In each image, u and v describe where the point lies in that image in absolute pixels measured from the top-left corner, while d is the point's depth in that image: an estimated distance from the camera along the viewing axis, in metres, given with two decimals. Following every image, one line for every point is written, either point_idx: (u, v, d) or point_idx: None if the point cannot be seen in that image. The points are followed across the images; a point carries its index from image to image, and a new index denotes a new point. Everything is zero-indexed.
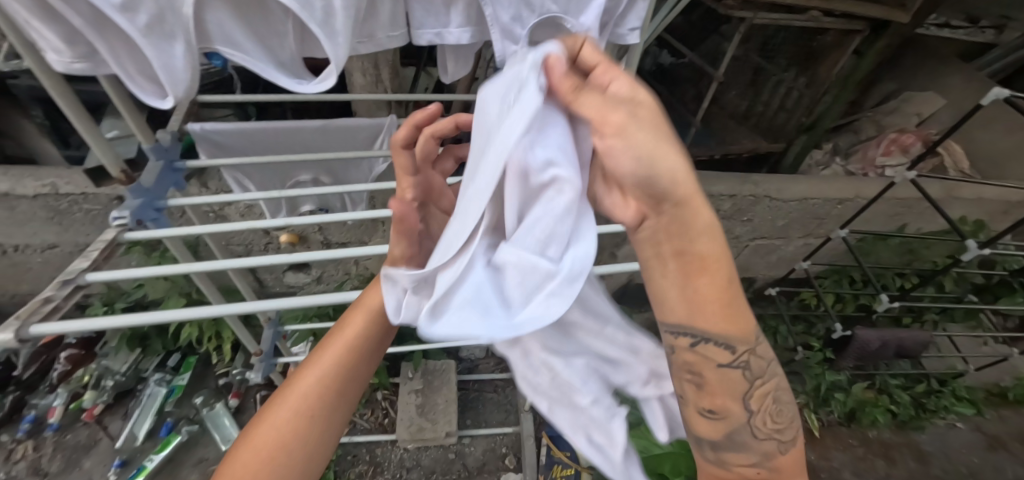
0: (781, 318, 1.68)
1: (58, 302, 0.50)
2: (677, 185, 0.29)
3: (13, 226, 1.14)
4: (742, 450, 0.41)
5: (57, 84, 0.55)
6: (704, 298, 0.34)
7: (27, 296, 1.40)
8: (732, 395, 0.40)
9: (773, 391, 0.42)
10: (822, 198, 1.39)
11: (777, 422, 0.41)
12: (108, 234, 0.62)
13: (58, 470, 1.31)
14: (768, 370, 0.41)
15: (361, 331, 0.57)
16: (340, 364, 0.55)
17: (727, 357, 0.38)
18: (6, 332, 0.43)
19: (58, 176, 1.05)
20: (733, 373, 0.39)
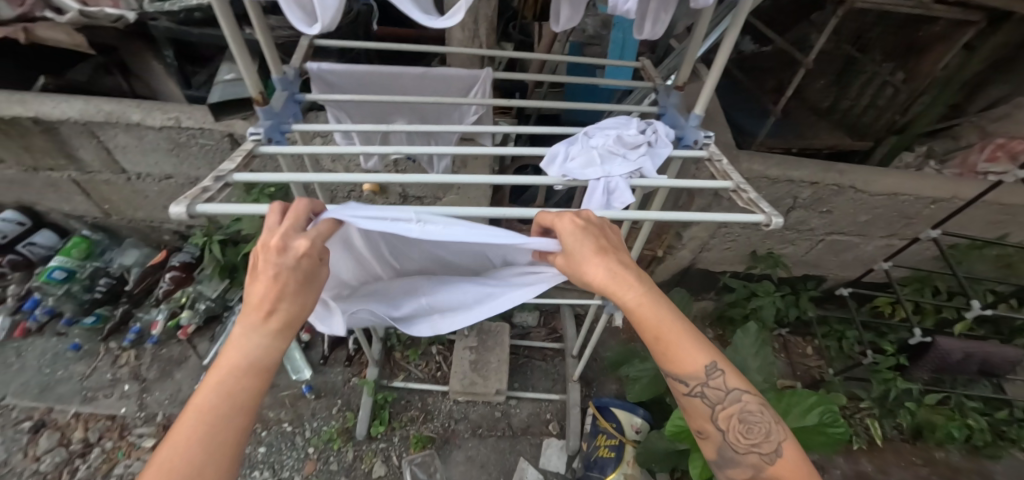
0: (849, 324, 1.63)
1: (213, 193, 0.58)
2: (599, 279, 0.52)
3: (140, 155, 1.29)
4: (737, 465, 0.52)
5: (225, 9, 0.60)
6: (658, 344, 0.53)
7: (142, 222, 1.59)
8: (706, 417, 0.55)
9: (742, 411, 0.53)
10: (914, 195, 1.26)
11: (752, 438, 0.51)
12: (246, 146, 0.69)
13: (155, 377, 1.48)
14: (726, 397, 0.53)
15: (244, 384, 0.44)
16: (221, 430, 0.41)
17: (686, 389, 0.53)
18: (179, 206, 0.51)
19: (181, 111, 1.18)
20: (693, 399, 0.53)
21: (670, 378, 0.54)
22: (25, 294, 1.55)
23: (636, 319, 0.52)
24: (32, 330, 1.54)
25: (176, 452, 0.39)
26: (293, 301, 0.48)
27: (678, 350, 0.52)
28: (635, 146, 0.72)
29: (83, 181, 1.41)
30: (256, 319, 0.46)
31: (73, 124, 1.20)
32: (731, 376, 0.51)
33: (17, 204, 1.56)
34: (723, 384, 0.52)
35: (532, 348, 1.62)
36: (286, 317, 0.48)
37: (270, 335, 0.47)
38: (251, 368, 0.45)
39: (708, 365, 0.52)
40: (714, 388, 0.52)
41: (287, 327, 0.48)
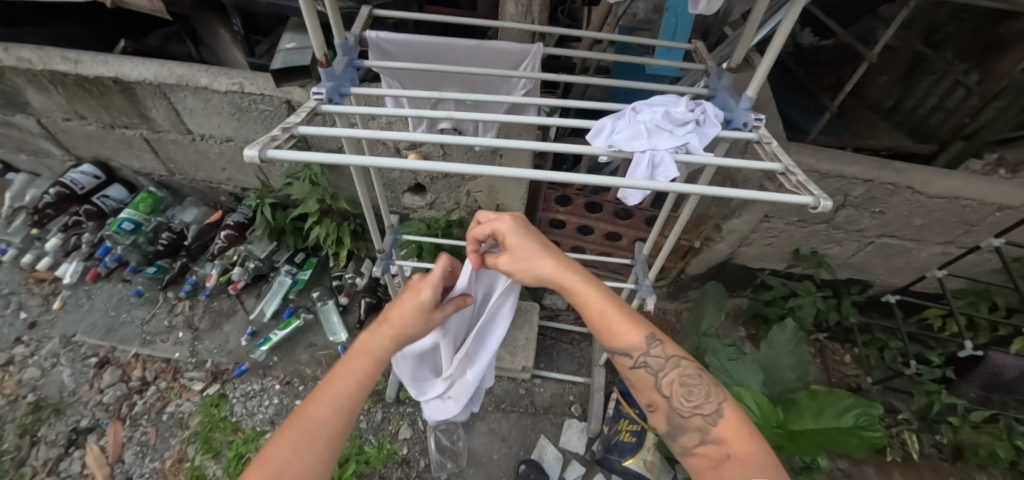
0: (893, 335, 1.56)
1: (280, 141, 0.62)
2: (550, 268, 0.62)
3: (205, 117, 1.37)
4: (685, 432, 0.56)
5: None
6: (598, 321, 0.61)
7: (202, 182, 1.70)
8: (652, 389, 0.61)
9: (681, 377, 0.59)
10: (980, 201, 1.17)
11: (694, 400, 0.57)
12: (310, 104, 0.74)
13: (206, 327, 1.60)
14: (666, 364, 0.60)
15: (368, 368, 0.58)
16: (344, 399, 0.53)
17: (631, 361, 0.61)
18: (252, 150, 0.55)
19: (244, 77, 1.24)
20: (639, 369, 0.61)
21: (617, 354, 0.62)
22: (97, 242, 1.69)
23: (582, 301, 0.60)
24: (101, 275, 1.68)
25: (316, 407, 0.52)
26: (415, 318, 0.65)
27: (616, 326, 0.61)
28: (682, 123, 0.71)
29: (153, 140, 1.52)
30: (386, 328, 0.62)
31: (148, 85, 1.29)
32: (668, 343, 0.61)
33: (94, 159, 1.70)
34: (662, 352, 0.60)
35: (560, 330, 1.63)
36: (404, 330, 0.63)
37: (393, 338, 0.62)
38: (373, 357, 0.59)
39: (648, 336, 0.60)
40: (655, 355, 0.60)
41: (404, 339, 0.63)
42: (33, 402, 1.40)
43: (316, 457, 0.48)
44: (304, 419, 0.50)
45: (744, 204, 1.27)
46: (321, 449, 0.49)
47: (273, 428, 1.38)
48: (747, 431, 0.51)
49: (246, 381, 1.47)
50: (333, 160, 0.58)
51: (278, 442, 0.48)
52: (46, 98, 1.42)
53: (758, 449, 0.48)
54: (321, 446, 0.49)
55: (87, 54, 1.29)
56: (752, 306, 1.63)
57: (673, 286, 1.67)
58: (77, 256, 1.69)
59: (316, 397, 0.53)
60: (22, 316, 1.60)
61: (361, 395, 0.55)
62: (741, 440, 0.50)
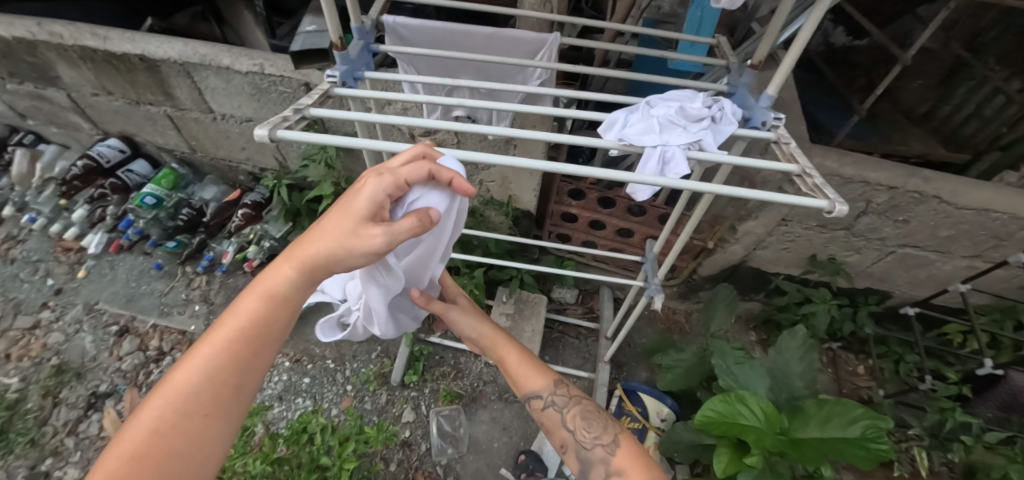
0: (910, 348, 1.52)
1: (291, 121, 0.63)
2: (474, 329, 0.87)
3: (226, 97, 1.40)
4: (591, 460, 0.69)
5: None
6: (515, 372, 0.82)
7: (222, 161, 1.74)
8: (561, 427, 0.76)
9: (582, 412, 0.76)
10: (1011, 214, 1.12)
11: (593, 431, 0.72)
12: (323, 87, 0.74)
13: (221, 302, 1.64)
14: (568, 401, 0.78)
15: (261, 310, 0.47)
16: (229, 361, 0.45)
17: (543, 401, 0.78)
18: (263, 129, 0.56)
19: (265, 59, 1.26)
20: (549, 410, 0.77)
21: (530, 399, 0.79)
22: (120, 214, 1.75)
23: (501, 356, 0.83)
24: (123, 247, 1.74)
25: (194, 363, 0.44)
26: (329, 239, 0.48)
27: (525, 373, 0.81)
28: (697, 120, 0.69)
29: (176, 117, 1.55)
30: (290, 256, 0.49)
31: (172, 64, 1.32)
32: (571, 387, 0.80)
33: (121, 133, 1.74)
34: (566, 391, 0.79)
35: (567, 324, 1.63)
36: (313, 254, 0.48)
37: (297, 270, 0.48)
38: (265, 300, 0.47)
39: (555, 381, 0.79)
40: (559, 393, 0.78)
41: (318, 265, 0.49)
42: (57, 365, 1.47)
43: (192, 431, 0.42)
44: (172, 384, 0.43)
45: (762, 206, 1.25)
46: (203, 417, 0.43)
47: (280, 404, 1.43)
48: (640, 460, 0.66)
49: None
50: (341, 143, 0.58)
51: (149, 410, 0.42)
52: (76, 73, 1.46)
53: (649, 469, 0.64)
54: (201, 416, 0.43)
55: (115, 31, 1.32)
56: (764, 311, 1.60)
57: (684, 286, 1.64)
58: (101, 228, 1.75)
59: (200, 348, 0.45)
60: (49, 283, 1.66)
61: (254, 349, 0.46)
62: (636, 469, 0.64)
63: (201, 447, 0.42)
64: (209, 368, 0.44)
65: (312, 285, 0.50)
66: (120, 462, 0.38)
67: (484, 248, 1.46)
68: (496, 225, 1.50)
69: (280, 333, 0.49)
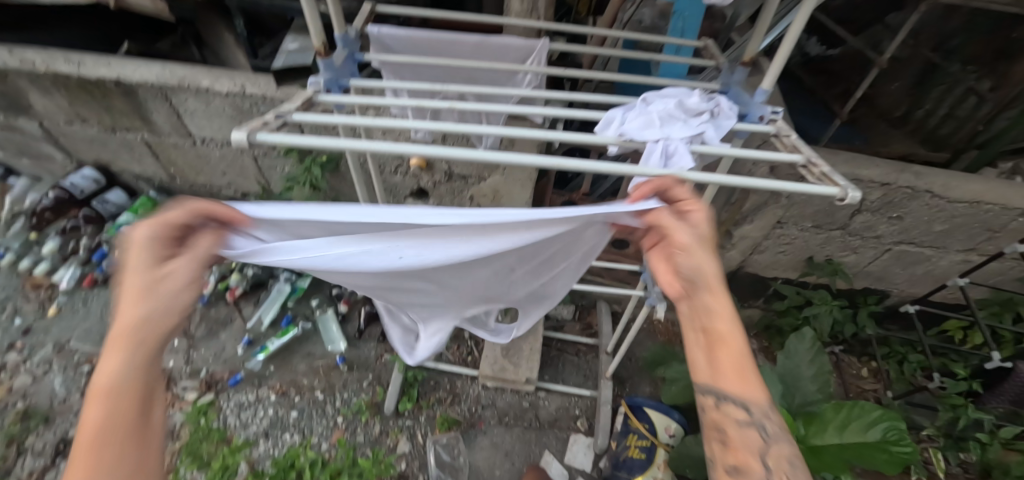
0: (913, 347, 1.50)
1: (272, 125, 0.60)
2: (706, 281, 0.50)
3: (206, 119, 1.36)
4: None
5: None
6: (722, 366, 0.48)
7: (202, 187, 1.68)
8: (750, 456, 0.45)
9: (791, 460, 0.44)
10: (1002, 205, 1.13)
11: None
12: (306, 93, 0.72)
13: (202, 335, 1.55)
14: (775, 436, 0.46)
15: (109, 406, 0.37)
16: (118, 453, 0.36)
17: (742, 416, 0.47)
18: (240, 132, 0.54)
19: (246, 79, 1.23)
20: (746, 430, 0.46)
21: (724, 402, 0.47)
22: (95, 246, 1.67)
23: (712, 331, 0.49)
24: (98, 281, 1.65)
25: None
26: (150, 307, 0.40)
27: (727, 365, 0.48)
28: (698, 113, 0.71)
29: (154, 144, 1.50)
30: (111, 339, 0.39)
31: (150, 87, 1.28)
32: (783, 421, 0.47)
33: (96, 162, 1.68)
34: (777, 424, 0.46)
35: (566, 342, 1.57)
36: (138, 325, 0.39)
37: (121, 350, 0.39)
38: (108, 384, 0.38)
39: (766, 401, 0.47)
40: (772, 424, 0.46)
41: (141, 334, 0.40)
42: (21, 410, 1.36)
43: None
44: None
45: (758, 209, 1.24)
46: None
47: (267, 441, 1.33)
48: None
49: (241, 391, 1.43)
50: (319, 144, 0.54)
51: None
52: (49, 100, 1.41)
53: None
54: None
55: (91, 56, 1.29)
56: (765, 318, 1.56)
57: None
58: (74, 262, 1.66)
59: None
60: (17, 322, 1.56)
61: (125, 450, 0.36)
62: None
63: None
64: None
65: (150, 355, 0.40)
66: None
67: None
68: None
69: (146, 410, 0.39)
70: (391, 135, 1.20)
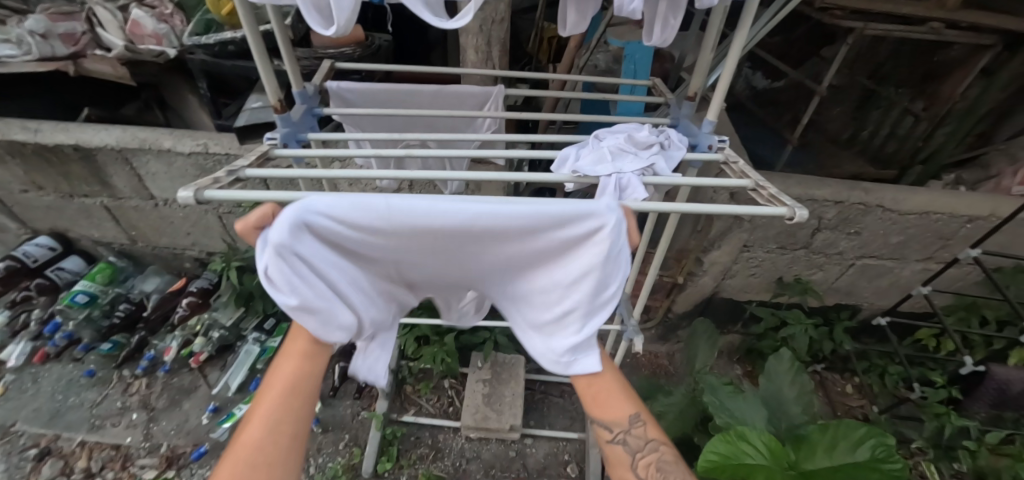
0: (892, 358, 1.51)
1: (223, 182, 0.58)
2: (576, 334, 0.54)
3: (168, 181, 1.34)
4: None
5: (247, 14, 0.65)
6: (595, 396, 0.54)
7: (165, 249, 1.63)
8: (623, 468, 0.53)
9: (659, 461, 0.52)
10: (949, 213, 1.19)
11: None
12: (262, 148, 0.72)
13: (163, 406, 1.45)
14: (645, 446, 0.52)
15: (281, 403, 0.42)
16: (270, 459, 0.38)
17: (610, 435, 0.53)
18: (186, 190, 0.51)
19: (209, 138, 1.23)
20: (614, 448, 0.52)
21: (596, 425, 0.55)
22: (46, 318, 1.57)
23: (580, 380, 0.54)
24: (50, 356, 1.55)
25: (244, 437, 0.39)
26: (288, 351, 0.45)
27: (600, 398, 0.54)
28: (647, 146, 0.73)
29: (114, 207, 1.46)
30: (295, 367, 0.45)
31: (110, 151, 1.27)
32: (651, 424, 0.53)
33: (51, 230, 1.62)
34: (643, 434, 0.53)
35: (549, 384, 1.52)
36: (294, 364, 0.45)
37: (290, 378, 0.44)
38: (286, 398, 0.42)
39: (632, 415, 0.53)
40: (636, 436, 0.52)
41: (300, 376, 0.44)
42: None
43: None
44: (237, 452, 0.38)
45: (723, 235, 1.26)
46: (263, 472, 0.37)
47: None
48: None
49: (205, 465, 1.32)
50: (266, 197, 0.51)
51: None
52: (3, 169, 1.37)
53: None
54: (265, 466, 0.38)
55: (49, 124, 1.28)
56: (745, 342, 1.56)
57: (662, 327, 1.60)
58: (24, 337, 1.56)
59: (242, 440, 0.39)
60: None
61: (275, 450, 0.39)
62: None
63: None
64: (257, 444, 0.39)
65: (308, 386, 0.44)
66: None
67: None
68: None
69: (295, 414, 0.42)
70: (356, 187, 1.20)
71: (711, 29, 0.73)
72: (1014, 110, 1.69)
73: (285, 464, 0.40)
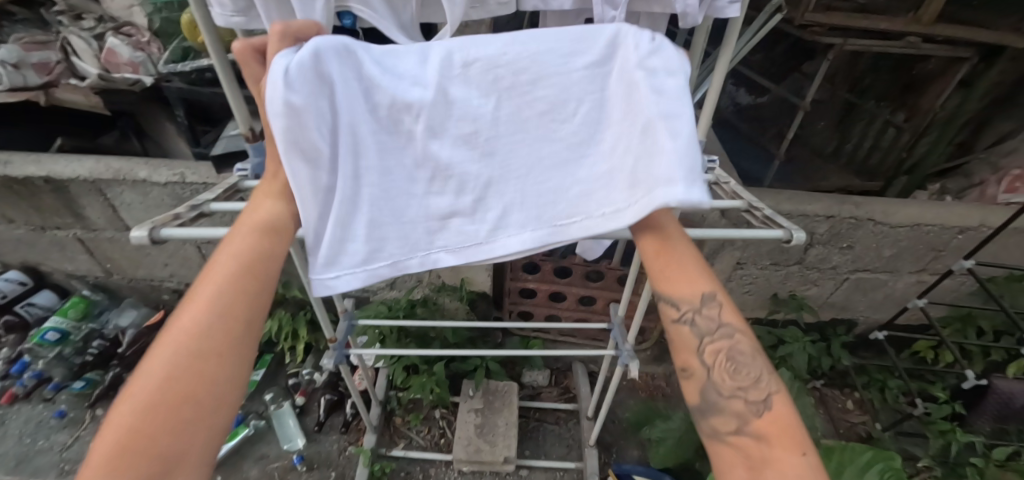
0: (890, 372, 1.49)
1: (184, 219, 0.56)
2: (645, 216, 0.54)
3: (144, 211, 1.29)
4: (719, 414, 0.44)
5: (214, 40, 0.63)
6: (668, 273, 0.51)
7: (142, 280, 1.57)
8: (691, 353, 0.49)
9: (731, 349, 0.48)
10: (940, 225, 1.18)
11: (739, 380, 0.45)
12: (231, 181, 0.69)
13: None
14: (717, 331, 0.48)
15: (228, 289, 0.42)
16: (220, 345, 0.39)
17: (677, 314, 0.49)
18: (141, 229, 0.50)
19: (186, 167, 1.19)
20: (682, 329, 0.49)
21: (661, 305, 0.51)
22: (14, 358, 1.49)
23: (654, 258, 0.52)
24: (18, 397, 1.46)
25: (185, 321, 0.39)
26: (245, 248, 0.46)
27: (674, 274, 0.51)
28: None
29: (88, 240, 1.41)
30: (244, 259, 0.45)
31: (82, 182, 1.23)
32: (727, 308, 0.48)
33: (22, 264, 1.56)
34: (717, 317, 0.48)
35: (544, 410, 1.47)
36: (252, 260, 0.45)
37: (240, 270, 0.44)
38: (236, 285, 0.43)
39: (705, 294, 0.49)
40: (707, 316, 0.48)
41: (252, 270, 0.44)
42: None
43: (208, 368, 0.37)
44: (178, 331, 0.38)
45: (715, 253, 1.24)
46: (217, 358, 0.38)
47: None
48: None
49: None
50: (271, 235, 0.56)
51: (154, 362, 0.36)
52: None
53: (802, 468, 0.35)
54: (215, 354, 0.38)
55: (19, 155, 1.24)
56: None
57: (658, 347, 1.56)
58: None
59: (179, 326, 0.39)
60: None
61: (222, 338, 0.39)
62: (783, 440, 0.39)
63: (224, 371, 0.38)
64: (201, 331, 0.39)
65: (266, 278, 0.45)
66: (159, 383, 0.35)
67: (442, 339, 1.35)
68: (453, 311, 1.41)
69: (253, 305, 0.43)
70: None
71: (694, 49, 0.72)
72: (993, 119, 1.72)
73: (235, 351, 0.39)
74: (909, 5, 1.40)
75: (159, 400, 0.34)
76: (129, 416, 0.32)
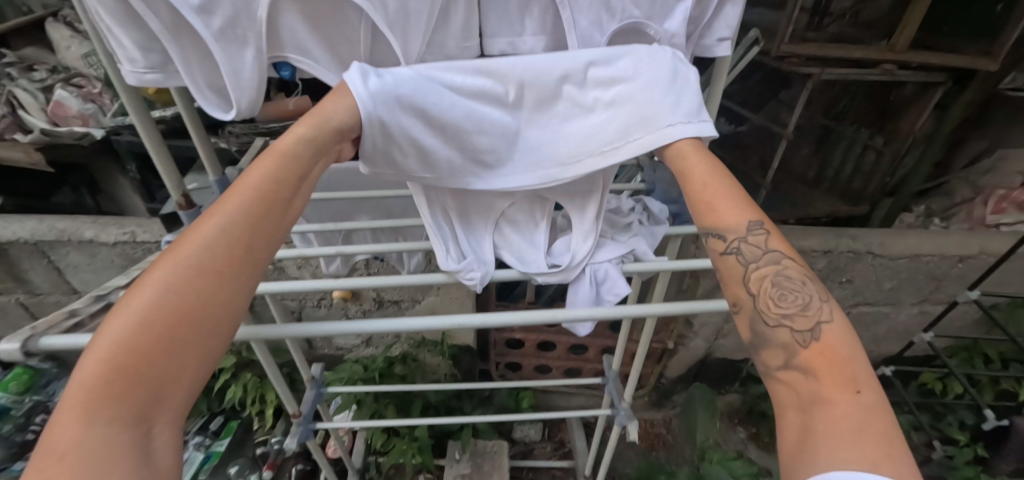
0: (899, 407, 1.41)
1: (81, 317, 0.47)
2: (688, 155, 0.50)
3: (93, 273, 1.19)
4: (766, 347, 0.37)
5: (133, 99, 0.55)
6: (713, 207, 0.46)
7: None
8: (737, 283, 0.42)
9: (778, 275, 0.40)
10: (939, 254, 1.14)
11: (787, 307, 0.38)
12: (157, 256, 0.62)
13: None
14: (765, 257, 0.41)
15: (243, 207, 0.37)
16: (228, 266, 0.34)
17: (723, 245, 0.43)
18: (12, 341, 0.41)
19: (138, 225, 1.10)
20: (727, 258, 0.42)
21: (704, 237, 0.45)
22: None
23: (703, 192, 0.47)
24: None
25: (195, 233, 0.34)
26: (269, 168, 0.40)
27: (720, 203, 0.46)
28: (624, 227, 0.66)
29: (32, 305, 1.29)
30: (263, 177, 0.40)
31: (22, 245, 1.12)
32: (777, 234, 0.42)
33: None
34: (764, 241, 0.42)
35: (538, 470, 1.35)
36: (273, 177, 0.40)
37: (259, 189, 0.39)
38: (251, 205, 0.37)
39: (751, 222, 0.44)
40: (753, 242, 0.42)
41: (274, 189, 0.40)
42: None
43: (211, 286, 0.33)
44: (187, 244, 0.34)
45: (710, 294, 1.18)
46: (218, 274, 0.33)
47: None
48: (861, 428, 0.29)
49: None
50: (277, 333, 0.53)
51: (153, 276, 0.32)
52: None
53: (860, 412, 0.30)
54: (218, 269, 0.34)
55: None
56: (745, 402, 1.45)
57: (656, 392, 1.47)
58: None
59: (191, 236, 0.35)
60: None
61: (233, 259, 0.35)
62: (836, 378, 0.32)
63: (229, 294, 0.34)
64: (210, 246, 0.34)
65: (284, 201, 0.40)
66: (161, 296, 0.31)
67: (424, 399, 1.24)
68: (435, 366, 1.30)
69: (266, 229, 0.38)
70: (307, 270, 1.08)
71: None
72: (970, 139, 1.73)
73: (243, 273, 0.35)
74: (882, 32, 1.41)
75: (158, 319, 0.30)
76: (123, 331, 0.29)
